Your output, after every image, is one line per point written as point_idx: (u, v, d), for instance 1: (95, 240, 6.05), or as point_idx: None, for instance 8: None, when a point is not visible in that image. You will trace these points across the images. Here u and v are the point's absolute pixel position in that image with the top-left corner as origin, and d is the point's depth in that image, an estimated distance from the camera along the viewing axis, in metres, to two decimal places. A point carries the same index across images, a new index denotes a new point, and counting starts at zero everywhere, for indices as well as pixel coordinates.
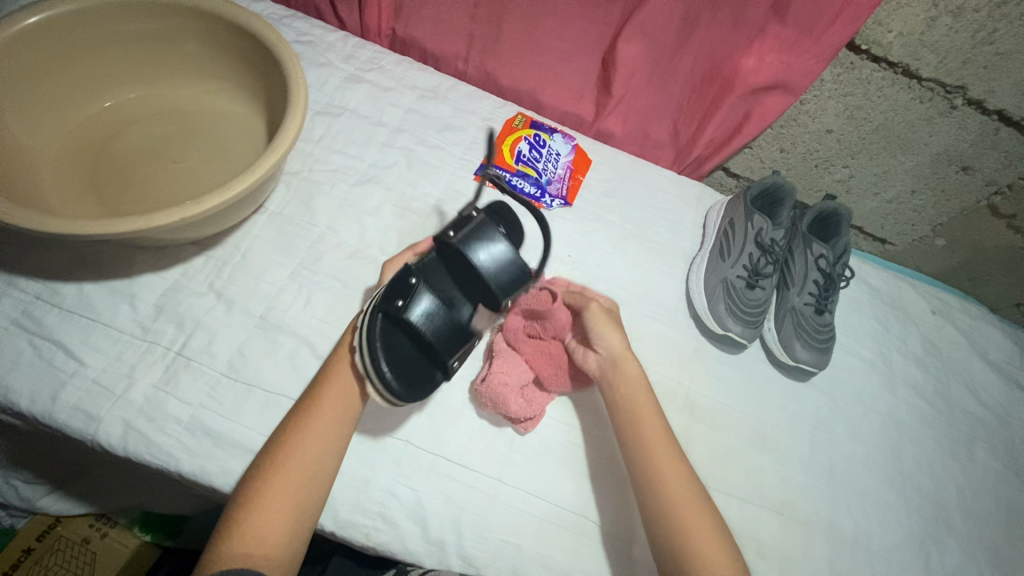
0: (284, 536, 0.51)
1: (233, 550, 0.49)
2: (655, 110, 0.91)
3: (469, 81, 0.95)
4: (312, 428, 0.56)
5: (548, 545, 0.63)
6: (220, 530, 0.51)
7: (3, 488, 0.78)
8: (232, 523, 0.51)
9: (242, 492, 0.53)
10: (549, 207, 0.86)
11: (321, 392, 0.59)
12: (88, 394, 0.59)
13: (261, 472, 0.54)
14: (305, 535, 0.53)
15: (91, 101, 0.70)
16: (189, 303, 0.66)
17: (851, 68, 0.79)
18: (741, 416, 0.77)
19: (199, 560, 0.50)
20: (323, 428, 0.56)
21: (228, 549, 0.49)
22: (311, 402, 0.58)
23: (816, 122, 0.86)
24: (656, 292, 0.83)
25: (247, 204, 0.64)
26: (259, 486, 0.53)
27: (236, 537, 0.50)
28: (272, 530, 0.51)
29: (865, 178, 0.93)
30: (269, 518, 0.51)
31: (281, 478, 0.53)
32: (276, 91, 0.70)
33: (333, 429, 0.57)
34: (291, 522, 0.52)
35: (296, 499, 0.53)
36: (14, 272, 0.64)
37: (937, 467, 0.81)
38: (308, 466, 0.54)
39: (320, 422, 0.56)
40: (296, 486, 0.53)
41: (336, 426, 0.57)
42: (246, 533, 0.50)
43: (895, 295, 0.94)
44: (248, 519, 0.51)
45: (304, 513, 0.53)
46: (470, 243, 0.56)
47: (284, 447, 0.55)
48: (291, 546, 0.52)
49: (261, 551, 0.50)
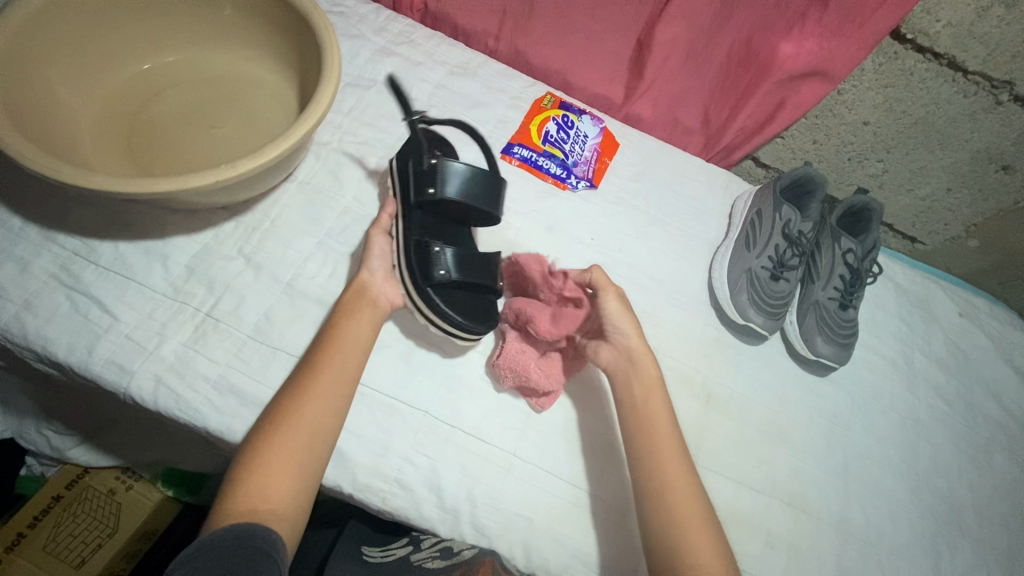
0: (288, 495, 0.52)
1: (241, 501, 0.50)
2: (686, 95, 0.89)
3: (499, 59, 0.95)
4: (313, 392, 0.57)
5: (559, 520, 0.64)
6: (229, 483, 0.52)
7: (38, 437, 0.83)
8: (236, 481, 0.52)
9: (250, 448, 0.54)
10: (574, 189, 0.85)
11: (321, 359, 0.60)
12: (121, 348, 0.61)
13: (262, 436, 0.55)
14: (308, 496, 0.54)
15: (130, 64, 0.71)
16: (219, 266, 0.67)
17: (894, 58, 0.77)
18: (758, 407, 0.77)
19: (208, 512, 0.51)
20: (324, 394, 0.57)
21: (235, 505, 0.50)
22: (312, 368, 0.59)
23: (853, 113, 0.84)
24: (677, 279, 0.83)
25: (279, 171, 0.65)
26: (260, 448, 0.54)
27: (244, 489, 0.51)
28: (276, 488, 0.52)
29: (900, 173, 0.90)
30: (272, 477, 0.52)
31: (283, 440, 0.54)
32: (309, 59, 0.70)
33: (335, 395, 0.58)
34: (296, 481, 0.53)
35: (300, 461, 0.54)
36: (52, 228, 0.65)
37: (953, 469, 0.80)
38: (308, 430, 0.55)
39: (326, 382, 0.58)
40: (299, 447, 0.54)
41: (336, 391, 0.58)
42: (251, 491, 0.51)
43: (921, 295, 0.92)
44: (251, 476, 0.52)
45: (307, 474, 0.54)
46: (461, 187, 0.66)
47: (287, 411, 0.56)
48: (297, 500, 0.53)
49: (265, 508, 0.50)
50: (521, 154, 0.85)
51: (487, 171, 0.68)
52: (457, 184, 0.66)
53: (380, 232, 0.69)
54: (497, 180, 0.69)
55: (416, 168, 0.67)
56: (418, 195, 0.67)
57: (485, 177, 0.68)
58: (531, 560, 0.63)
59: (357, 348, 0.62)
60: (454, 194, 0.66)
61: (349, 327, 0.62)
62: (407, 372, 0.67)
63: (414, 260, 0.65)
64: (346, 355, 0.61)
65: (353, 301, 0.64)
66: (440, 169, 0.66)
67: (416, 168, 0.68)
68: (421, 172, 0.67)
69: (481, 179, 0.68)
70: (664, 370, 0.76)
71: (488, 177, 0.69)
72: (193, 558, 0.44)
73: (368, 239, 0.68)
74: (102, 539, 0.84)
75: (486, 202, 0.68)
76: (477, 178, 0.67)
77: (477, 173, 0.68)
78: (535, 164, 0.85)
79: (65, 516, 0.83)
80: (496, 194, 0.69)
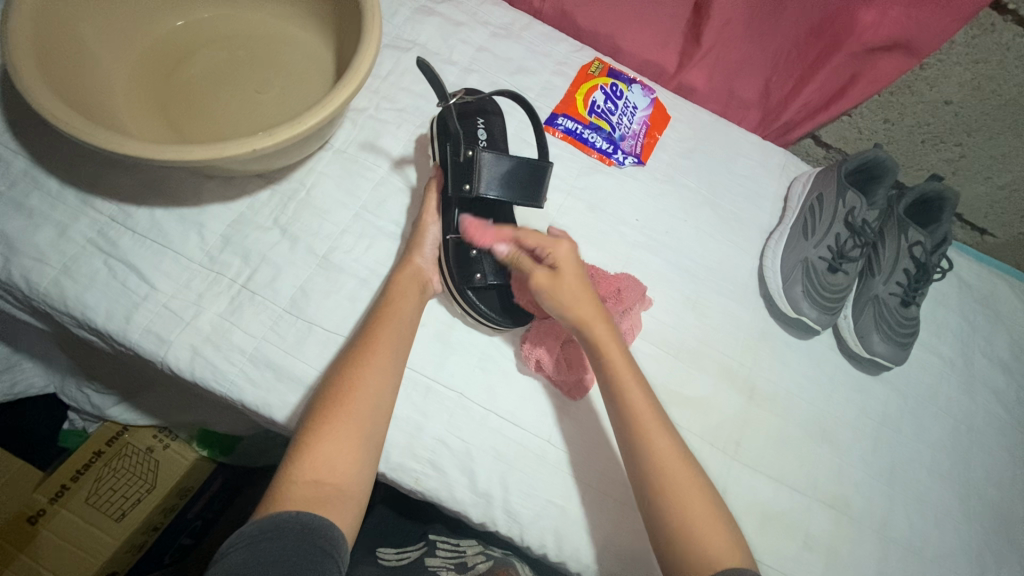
0: (352, 470, 0.50)
1: (305, 475, 0.48)
2: (747, 65, 0.83)
3: (545, 21, 0.88)
4: (369, 366, 0.56)
5: (593, 510, 0.62)
6: (289, 457, 0.50)
7: (79, 395, 0.86)
8: (297, 455, 0.50)
9: (305, 423, 0.53)
10: (621, 165, 0.80)
11: (373, 335, 0.58)
12: (159, 316, 0.61)
13: (320, 408, 0.53)
14: (368, 472, 0.52)
15: (164, 19, 0.68)
16: (254, 237, 0.66)
17: (990, 31, 0.69)
18: (804, 404, 0.73)
19: (268, 487, 0.49)
20: (381, 370, 0.56)
21: (300, 479, 0.48)
22: (364, 343, 0.57)
23: (933, 91, 0.77)
24: (726, 266, 0.78)
25: (316, 138, 0.62)
26: (321, 420, 0.52)
27: (307, 462, 0.49)
28: (340, 463, 0.50)
29: (979, 159, 0.83)
30: (335, 451, 0.50)
31: (344, 412, 0.52)
32: (349, 18, 0.66)
33: (389, 371, 0.56)
34: (359, 456, 0.51)
35: (360, 436, 0.52)
36: (89, 193, 0.64)
37: (1006, 478, 0.76)
38: (368, 403, 0.54)
39: (378, 358, 0.56)
40: (360, 422, 0.53)
41: (390, 365, 0.57)
42: (314, 464, 0.49)
43: (987, 292, 0.86)
44: (312, 450, 0.50)
45: (369, 449, 0.52)
46: (499, 182, 0.64)
47: (343, 383, 0.54)
48: (359, 475, 0.51)
49: (330, 482, 0.49)
50: (566, 125, 0.80)
51: (526, 163, 0.65)
52: (495, 178, 0.64)
53: (431, 217, 0.66)
54: (541, 168, 0.65)
55: (453, 160, 0.64)
56: (454, 191, 0.64)
57: (526, 168, 0.65)
58: (562, 550, 0.61)
59: (406, 324, 0.60)
60: (497, 188, 0.64)
61: (399, 307, 0.61)
62: (443, 352, 0.65)
63: (451, 260, 0.64)
64: (395, 330, 0.59)
65: (401, 283, 0.63)
66: (475, 164, 0.63)
67: (453, 157, 0.64)
68: (457, 164, 0.64)
69: (521, 171, 0.65)
70: (707, 361, 0.73)
71: (530, 166, 0.65)
72: (258, 540, 0.42)
73: (422, 227, 0.66)
74: (142, 494, 0.86)
75: (527, 196, 0.65)
76: (517, 169, 0.65)
77: (517, 166, 0.64)
78: (580, 137, 0.80)
79: (105, 470, 0.86)
80: (535, 182, 0.65)
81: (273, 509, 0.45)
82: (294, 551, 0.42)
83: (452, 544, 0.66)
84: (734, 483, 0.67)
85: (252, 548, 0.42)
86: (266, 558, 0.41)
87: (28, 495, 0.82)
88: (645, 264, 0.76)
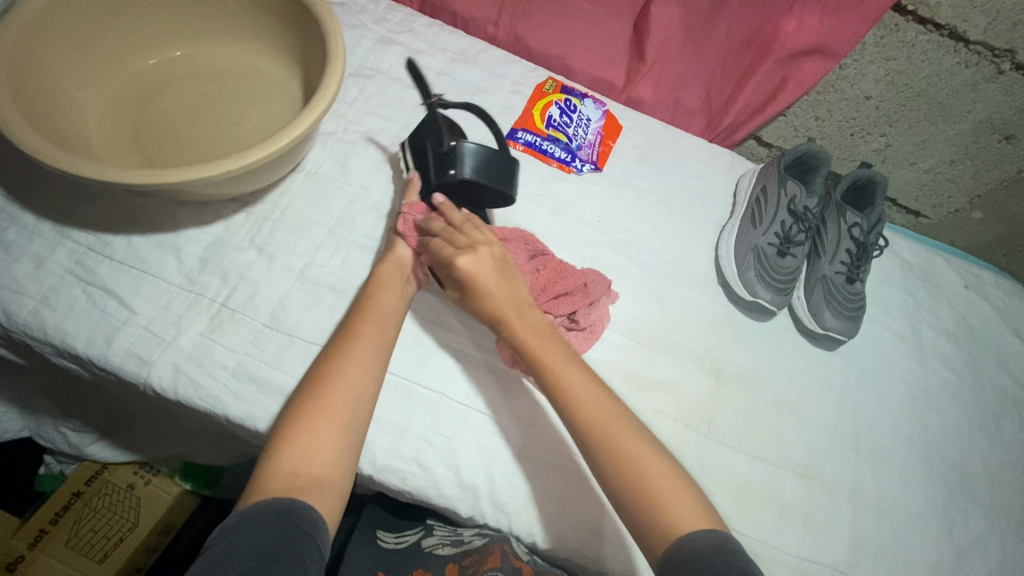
0: (331, 462, 0.52)
1: (284, 468, 0.50)
2: (688, 75, 0.90)
3: (500, 46, 0.95)
4: (348, 361, 0.58)
5: (577, 496, 0.64)
6: (269, 453, 0.52)
7: (55, 435, 0.85)
8: (276, 450, 0.52)
9: (286, 419, 0.54)
10: (579, 171, 0.86)
11: (351, 334, 0.60)
12: (140, 339, 0.62)
13: (301, 405, 0.55)
14: (348, 465, 0.53)
15: (137, 58, 0.71)
16: (232, 257, 0.68)
17: (895, 30, 0.77)
18: (769, 381, 0.78)
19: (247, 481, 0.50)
20: (358, 368, 0.57)
21: (278, 471, 0.50)
22: (342, 343, 0.60)
23: (854, 88, 0.85)
24: (685, 258, 0.83)
25: (287, 160, 0.65)
26: (301, 416, 0.54)
27: (284, 456, 0.51)
28: (319, 454, 0.51)
29: (903, 147, 0.91)
30: (313, 444, 0.52)
31: (323, 406, 0.54)
32: (313, 50, 0.71)
33: (368, 367, 0.58)
34: (338, 447, 0.53)
35: (338, 429, 0.53)
36: (67, 224, 0.66)
37: (963, 438, 0.81)
38: (347, 396, 0.55)
39: (357, 354, 0.58)
40: (338, 415, 0.54)
41: (369, 359, 0.59)
42: (293, 457, 0.51)
43: (926, 268, 0.93)
44: (291, 445, 0.52)
45: (349, 440, 0.54)
46: (477, 169, 0.67)
47: (323, 380, 0.56)
48: (337, 467, 0.52)
49: (308, 472, 0.50)
50: (526, 139, 0.85)
51: (501, 155, 0.68)
52: (473, 166, 0.67)
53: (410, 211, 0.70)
54: (512, 162, 0.69)
55: (436, 149, 0.67)
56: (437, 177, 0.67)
57: (501, 159, 0.68)
58: (550, 536, 0.63)
59: (387, 318, 0.63)
60: (475, 174, 0.67)
61: (380, 300, 0.64)
62: (422, 355, 0.68)
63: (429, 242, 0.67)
64: (373, 326, 0.61)
65: (382, 274, 0.66)
66: (457, 151, 0.66)
67: (436, 147, 0.68)
68: (439, 153, 0.67)
69: (498, 161, 0.68)
70: (676, 348, 0.77)
71: (503, 158, 0.69)
72: (236, 528, 0.44)
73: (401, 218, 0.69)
74: (123, 533, 0.85)
75: (503, 186, 0.69)
76: (494, 159, 0.68)
77: (494, 155, 0.68)
78: (539, 148, 0.86)
79: (85, 511, 0.84)
80: (509, 174, 0.69)
81: (250, 501, 0.47)
82: (271, 531, 0.44)
83: (450, 528, 0.68)
84: (711, 460, 0.70)
85: (230, 536, 0.44)
86: (244, 542, 0.43)
87: (5, 542, 0.79)
88: (610, 261, 0.80)
